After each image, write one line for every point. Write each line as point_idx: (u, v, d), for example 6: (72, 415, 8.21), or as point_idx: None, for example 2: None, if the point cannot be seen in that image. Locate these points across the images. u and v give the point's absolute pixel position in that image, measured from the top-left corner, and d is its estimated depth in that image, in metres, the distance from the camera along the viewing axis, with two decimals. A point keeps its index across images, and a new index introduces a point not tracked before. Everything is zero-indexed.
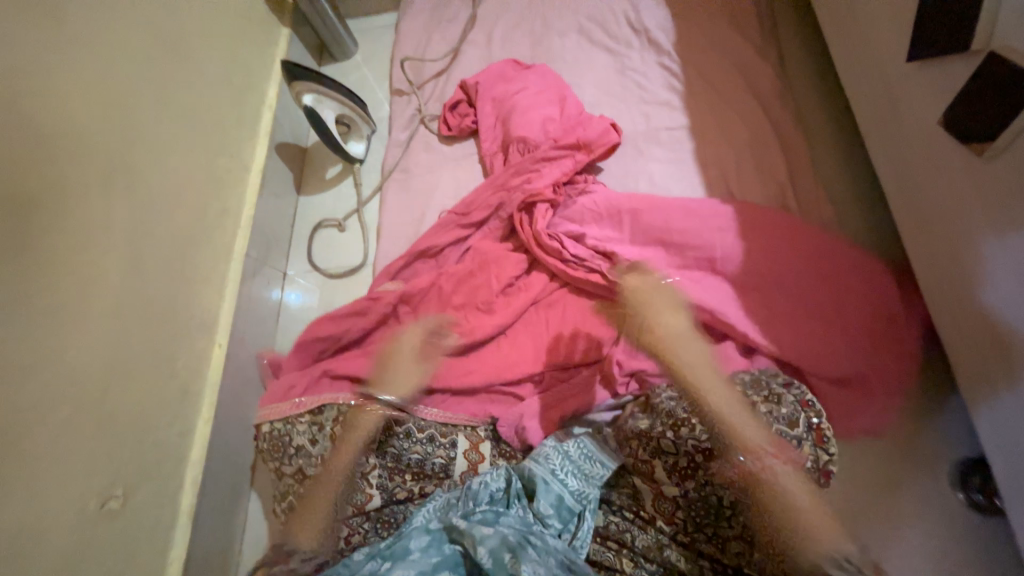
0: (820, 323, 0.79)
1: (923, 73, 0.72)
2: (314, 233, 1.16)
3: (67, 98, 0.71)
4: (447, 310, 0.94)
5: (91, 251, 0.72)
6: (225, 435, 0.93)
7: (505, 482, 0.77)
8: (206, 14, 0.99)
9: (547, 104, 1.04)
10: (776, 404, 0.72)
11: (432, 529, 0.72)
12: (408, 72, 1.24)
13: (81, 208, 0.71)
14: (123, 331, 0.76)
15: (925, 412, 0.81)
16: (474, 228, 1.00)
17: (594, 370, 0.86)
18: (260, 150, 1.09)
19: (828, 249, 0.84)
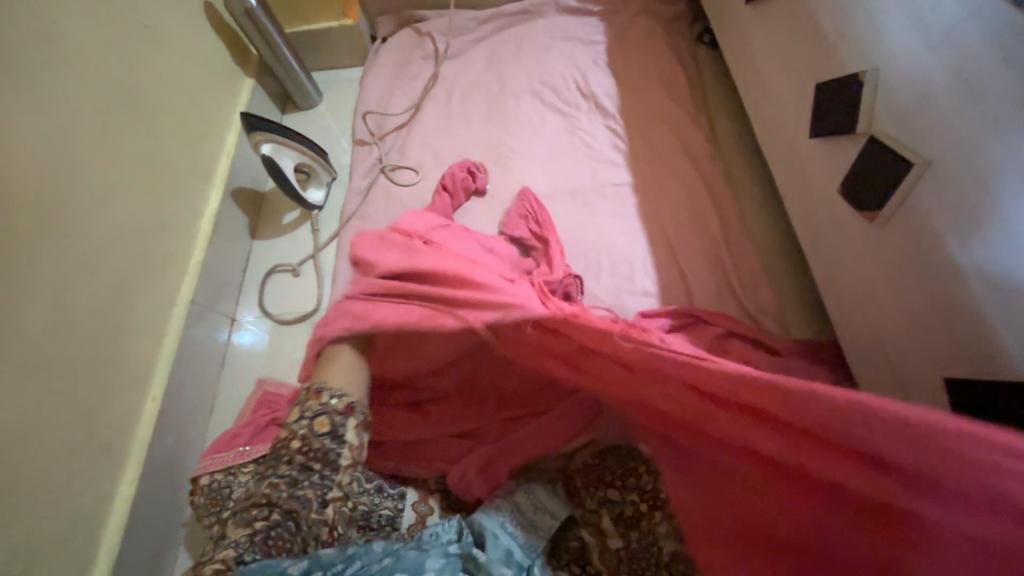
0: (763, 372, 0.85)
1: (823, 149, 0.83)
2: (267, 278, 1.14)
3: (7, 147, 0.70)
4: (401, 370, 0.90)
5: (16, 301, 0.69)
6: (151, 496, 0.86)
7: (456, 534, 0.74)
8: (168, 65, 1.01)
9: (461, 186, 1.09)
10: None
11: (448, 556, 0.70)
12: (371, 124, 1.29)
13: (7, 258, 0.68)
14: (44, 386, 0.72)
15: None
16: None
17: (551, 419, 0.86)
18: (214, 196, 1.09)
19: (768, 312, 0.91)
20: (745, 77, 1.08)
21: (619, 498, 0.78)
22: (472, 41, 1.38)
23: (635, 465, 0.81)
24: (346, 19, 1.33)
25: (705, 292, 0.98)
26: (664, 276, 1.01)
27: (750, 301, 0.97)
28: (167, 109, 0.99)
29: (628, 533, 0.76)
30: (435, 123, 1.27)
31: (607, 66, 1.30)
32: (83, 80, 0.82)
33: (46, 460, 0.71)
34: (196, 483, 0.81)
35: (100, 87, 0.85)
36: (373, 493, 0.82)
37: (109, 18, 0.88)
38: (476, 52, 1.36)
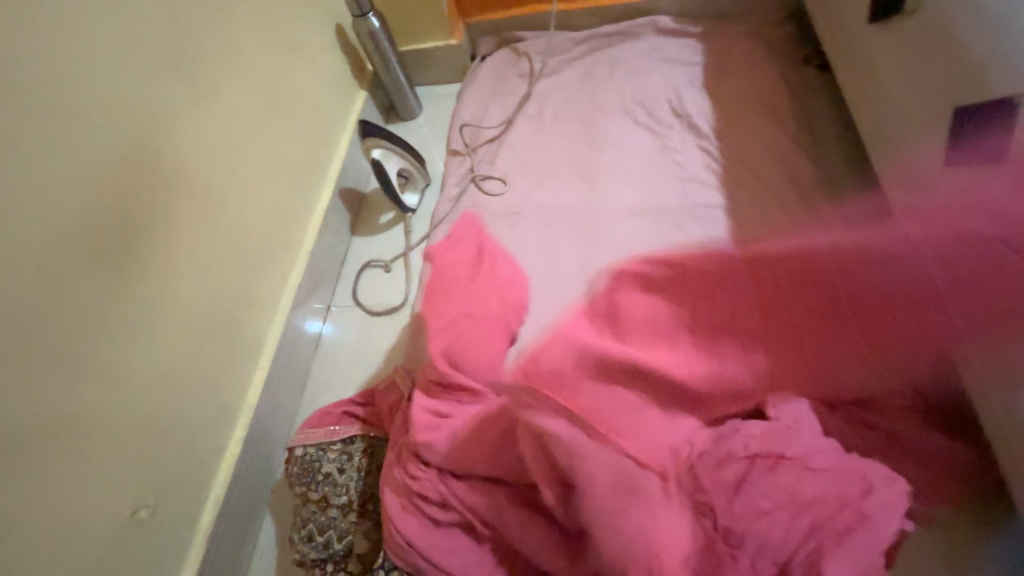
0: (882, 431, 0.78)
1: (960, 178, 0.75)
2: (361, 272, 1.24)
3: (183, 141, 0.83)
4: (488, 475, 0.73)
5: (174, 271, 0.81)
6: (252, 457, 0.95)
7: None
8: (304, 77, 1.14)
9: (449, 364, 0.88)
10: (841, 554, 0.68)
11: None
12: (466, 136, 1.36)
13: (176, 236, 0.82)
14: (185, 345, 0.83)
15: (974, 527, 0.76)
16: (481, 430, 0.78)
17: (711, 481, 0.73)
18: (326, 194, 1.21)
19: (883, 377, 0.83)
20: (862, 100, 1.01)
21: None
22: (566, 61, 1.43)
23: None
24: (452, 39, 1.43)
25: (802, 325, 0.92)
26: (756, 304, 0.96)
27: (856, 341, 0.89)
28: (299, 116, 1.12)
29: None
30: (526, 138, 1.32)
31: (703, 86, 1.28)
32: (242, 88, 0.96)
33: (179, 411, 0.82)
34: (291, 453, 0.89)
35: (253, 95, 0.99)
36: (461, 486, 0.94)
37: (266, 36, 1.03)
38: (570, 71, 1.40)
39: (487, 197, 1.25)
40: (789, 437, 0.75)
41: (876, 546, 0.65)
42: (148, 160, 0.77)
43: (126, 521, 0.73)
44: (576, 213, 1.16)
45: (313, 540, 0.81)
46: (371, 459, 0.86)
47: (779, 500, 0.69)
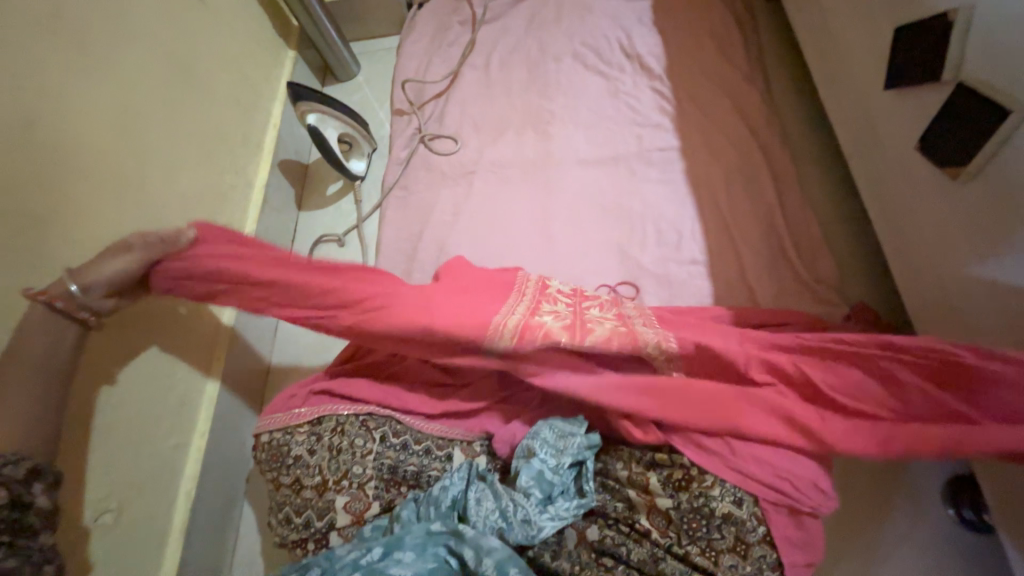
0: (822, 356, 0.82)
1: (899, 101, 0.76)
2: (314, 248, 1.18)
3: (84, 118, 0.73)
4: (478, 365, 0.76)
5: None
6: (221, 448, 0.93)
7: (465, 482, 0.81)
8: (218, 37, 1.03)
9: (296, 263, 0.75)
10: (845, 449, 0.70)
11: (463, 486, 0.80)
12: (409, 94, 1.28)
13: (93, 226, 0.74)
14: (122, 341, 0.77)
15: None
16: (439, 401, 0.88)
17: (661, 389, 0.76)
18: (264, 166, 1.12)
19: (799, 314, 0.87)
20: (810, 28, 0.99)
21: (667, 461, 0.75)
22: (510, 3, 1.33)
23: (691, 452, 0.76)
24: None
25: (757, 262, 0.94)
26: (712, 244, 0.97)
27: (807, 271, 0.93)
28: (218, 82, 1.02)
29: (678, 494, 0.73)
30: (474, 91, 1.24)
31: (653, 23, 1.22)
32: (142, 50, 0.85)
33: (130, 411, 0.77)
34: (258, 440, 0.87)
35: (161, 59, 0.88)
36: (421, 454, 0.85)
37: None
38: (514, 15, 1.31)
39: (439, 158, 1.19)
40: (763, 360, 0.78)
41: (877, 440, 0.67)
42: (46, 140, 0.68)
43: (89, 528, 0.70)
44: (532, 168, 1.13)
45: (293, 522, 0.82)
46: (341, 437, 0.85)
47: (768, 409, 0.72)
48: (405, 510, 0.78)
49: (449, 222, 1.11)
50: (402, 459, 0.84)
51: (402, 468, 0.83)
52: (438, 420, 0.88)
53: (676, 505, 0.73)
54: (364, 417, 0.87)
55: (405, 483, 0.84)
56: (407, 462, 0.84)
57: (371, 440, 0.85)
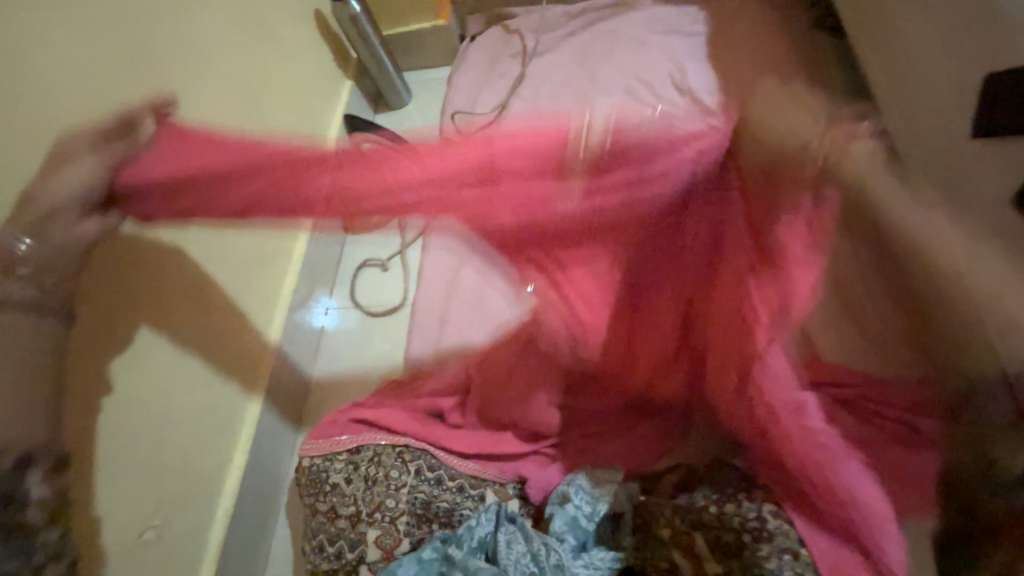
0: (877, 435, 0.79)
1: (994, 154, 0.71)
2: (359, 271, 1.21)
3: (133, 109, 0.71)
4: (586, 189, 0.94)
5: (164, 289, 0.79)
6: (260, 465, 0.95)
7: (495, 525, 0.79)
8: (282, 69, 1.09)
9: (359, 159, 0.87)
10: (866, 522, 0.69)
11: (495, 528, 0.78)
12: (458, 124, 1.31)
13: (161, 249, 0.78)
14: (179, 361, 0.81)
15: None
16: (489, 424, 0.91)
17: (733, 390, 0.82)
18: (317, 191, 1.16)
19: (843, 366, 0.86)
20: (884, 66, 0.94)
21: (717, 522, 0.70)
22: (561, 36, 1.35)
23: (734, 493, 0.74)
24: (439, 20, 1.36)
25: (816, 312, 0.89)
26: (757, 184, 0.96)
27: None
28: (280, 111, 1.08)
29: (729, 562, 0.67)
30: (521, 122, 1.26)
31: (707, 58, 1.20)
32: (214, 86, 0.91)
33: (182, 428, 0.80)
34: (298, 464, 0.89)
35: (232, 93, 0.94)
36: (454, 491, 0.85)
37: (237, 27, 0.97)
38: (565, 48, 1.33)
39: None
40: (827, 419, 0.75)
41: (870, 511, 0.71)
42: (81, 132, 0.66)
43: (135, 543, 0.73)
44: None
45: (325, 550, 0.82)
46: (378, 468, 0.85)
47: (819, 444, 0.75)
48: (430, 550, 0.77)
49: (490, 252, 1.12)
50: (435, 494, 0.84)
51: (434, 504, 0.83)
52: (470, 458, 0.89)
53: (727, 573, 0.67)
54: (401, 448, 0.88)
55: (436, 520, 0.83)
56: (439, 498, 0.84)
57: (406, 473, 0.85)
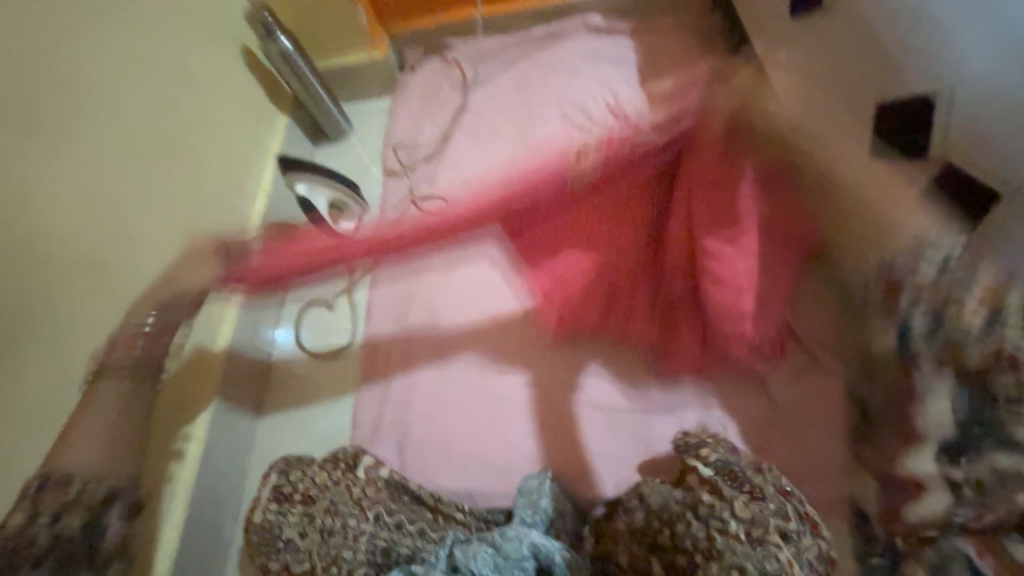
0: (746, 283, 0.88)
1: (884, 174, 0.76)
2: (304, 312, 1.15)
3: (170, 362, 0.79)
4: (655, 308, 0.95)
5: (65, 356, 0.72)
6: (199, 534, 0.88)
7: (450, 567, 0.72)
8: (205, 111, 1.04)
9: None
10: (761, 496, 0.68)
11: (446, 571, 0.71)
12: (401, 155, 1.29)
13: (58, 316, 0.72)
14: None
15: None
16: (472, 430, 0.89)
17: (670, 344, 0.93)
18: (251, 233, 1.11)
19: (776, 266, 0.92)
20: None
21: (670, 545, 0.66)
22: (500, 65, 1.36)
23: (680, 509, 0.68)
24: (375, 51, 1.35)
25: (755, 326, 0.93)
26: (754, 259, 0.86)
27: (808, 338, 0.91)
28: (205, 155, 1.03)
29: None
30: (465, 150, 1.26)
31: (639, 84, 1.25)
32: (121, 136, 0.85)
33: None
34: (249, 520, 0.81)
35: (141, 140, 0.89)
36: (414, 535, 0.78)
37: (151, 71, 0.92)
38: (504, 76, 1.34)
39: None
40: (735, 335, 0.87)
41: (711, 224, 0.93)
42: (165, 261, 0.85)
43: None
44: None
45: None
46: (333, 518, 0.78)
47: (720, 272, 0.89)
48: None
49: (440, 285, 1.10)
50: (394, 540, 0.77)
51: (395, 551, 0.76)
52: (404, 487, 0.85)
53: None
54: (359, 494, 0.82)
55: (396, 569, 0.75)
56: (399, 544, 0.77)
57: (364, 519, 0.78)
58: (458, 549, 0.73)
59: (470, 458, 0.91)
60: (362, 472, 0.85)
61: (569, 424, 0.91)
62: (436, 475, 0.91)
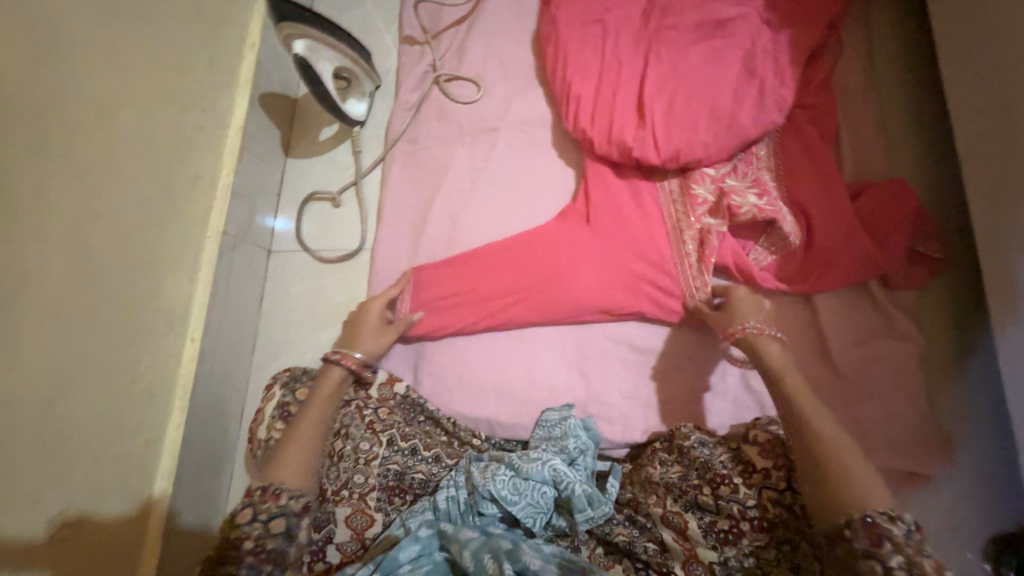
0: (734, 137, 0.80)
1: None
2: (304, 205, 1.00)
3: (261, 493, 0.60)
4: (621, 49, 0.90)
5: (38, 218, 0.58)
6: (202, 435, 0.81)
7: (466, 491, 0.70)
8: None
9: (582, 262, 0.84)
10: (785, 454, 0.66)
11: (459, 496, 0.70)
12: (423, 17, 1.03)
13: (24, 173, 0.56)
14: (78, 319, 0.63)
15: (977, 479, 0.73)
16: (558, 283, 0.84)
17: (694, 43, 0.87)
18: (241, 104, 0.90)
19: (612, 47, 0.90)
20: None
21: (712, 506, 0.63)
22: None
23: (727, 473, 0.64)
24: None
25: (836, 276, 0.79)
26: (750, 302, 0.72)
27: (885, 295, 0.79)
28: None
29: (724, 548, 0.62)
30: (503, 20, 1.01)
31: None
32: None
33: (90, 402, 0.65)
34: (253, 434, 0.77)
35: None
36: (430, 461, 0.76)
37: None
38: None
39: (455, 105, 0.98)
40: (667, 76, 0.85)
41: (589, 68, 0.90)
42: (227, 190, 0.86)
43: (49, 545, 0.59)
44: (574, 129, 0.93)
45: None
46: (344, 442, 0.74)
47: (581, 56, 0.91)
48: (414, 520, 0.69)
49: (465, 191, 0.94)
50: (411, 464, 0.75)
51: (409, 476, 0.74)
52: (445, 376, 0.85)
53: (722, 561, 0.61)
54: (371, 416, 0.77)
55: (410, 492, 0.74)
56: (415, 469, 0.75)
57: (377, 444, 0.75)
58: (475, 468, 0.72)
59: (487, 384, 0.84)
60: (373, 392, 0.80)
61: (599, 359, 0.84)
62: (450, 399, 0.84)
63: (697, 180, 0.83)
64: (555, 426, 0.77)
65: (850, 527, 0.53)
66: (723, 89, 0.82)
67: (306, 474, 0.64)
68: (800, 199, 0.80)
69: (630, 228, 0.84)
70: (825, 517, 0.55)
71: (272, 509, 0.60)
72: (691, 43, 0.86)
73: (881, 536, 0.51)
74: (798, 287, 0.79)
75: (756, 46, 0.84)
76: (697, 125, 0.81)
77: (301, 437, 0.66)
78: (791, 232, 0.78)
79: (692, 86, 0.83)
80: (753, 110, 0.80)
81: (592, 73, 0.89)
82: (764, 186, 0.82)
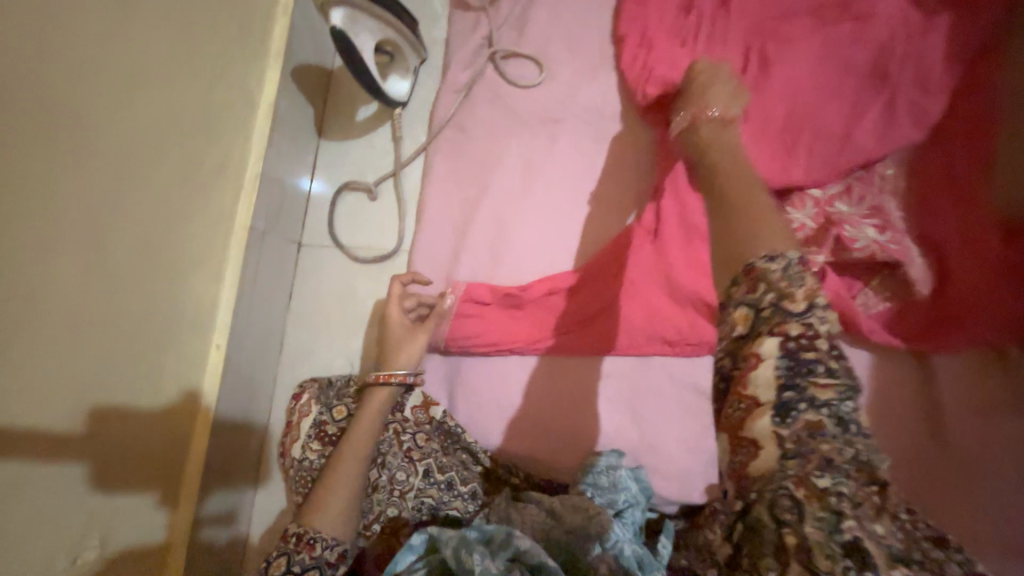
0: (861, 156, 0.67)
1: None
2: (337, 196, 0.90)
3: (295, 542, 0.59)
4: (720, 36, 0.75)
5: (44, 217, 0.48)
6: (227, 450, 0.74)
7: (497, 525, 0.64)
8: None
9: (647, 289, 0.74)
10: None
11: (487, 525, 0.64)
12: None
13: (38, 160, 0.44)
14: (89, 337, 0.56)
15: None
16: (617, 309, 0.75)
17: (813, 35, 0.73)
18: (271, 78, 0.79)
19: (711, 33, 0.75)
20: None
21: None
22: None
23: None
24: None
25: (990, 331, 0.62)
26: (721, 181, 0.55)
27: None
28: None
29: None
30: None
31: None
32: None
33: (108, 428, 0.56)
34: (287, 450, 0.73)
35: None
36: (467, 498, 0.69)
37: None
38: None
39: (511, 89, 0.85)
40: (778, 75, 0.71)
41: (682, 57, 0.74)
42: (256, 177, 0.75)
43: None
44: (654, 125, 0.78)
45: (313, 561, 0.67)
46: (380, 471, 0.68)
47: (668, 42, 0.76)
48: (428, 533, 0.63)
49: (517, 193, 0.82)
50: (445, 500, 0.68)
51: (445, 512, 0.68)
52: (485, 405, 0.77)
53: None
54: (409, 443, 0.71)
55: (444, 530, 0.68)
56: (450, 505, 0.68)
57: (414, 474, 0.69)
58: (511, 509, 0.65)
59: (531, 417, 0.76)
60: (410, 414, 0.74)
61: (657, 402, 0.74)
62: (489, 430, 0.77)
63: (795, 202, 0.69)
64: (602, 474, 0.68)
65: (763, 333, 0.41)
66: (845, 98, 0.70)
67: (343, 522, 0.61)
68: (933, 234, 0.65)
69: (697, 252, 0.72)
70: (743, 329, 0.42)
71: (307, 560, 0.58)
72: (811, 35, 0.73)
73: (764, 325, 0.41)
74: (914, 343, 0.65)
75: (893, 44, 0.70)
76: (811, 139, 0.69)
77: (339, 479, 0.63)
78: (918, 279, 0.65)
79: (808, 90, 0.70)
80: (882, 123, 0.68)
81: (686, 60, 0.74)
82: (885, 217, 0.68)
